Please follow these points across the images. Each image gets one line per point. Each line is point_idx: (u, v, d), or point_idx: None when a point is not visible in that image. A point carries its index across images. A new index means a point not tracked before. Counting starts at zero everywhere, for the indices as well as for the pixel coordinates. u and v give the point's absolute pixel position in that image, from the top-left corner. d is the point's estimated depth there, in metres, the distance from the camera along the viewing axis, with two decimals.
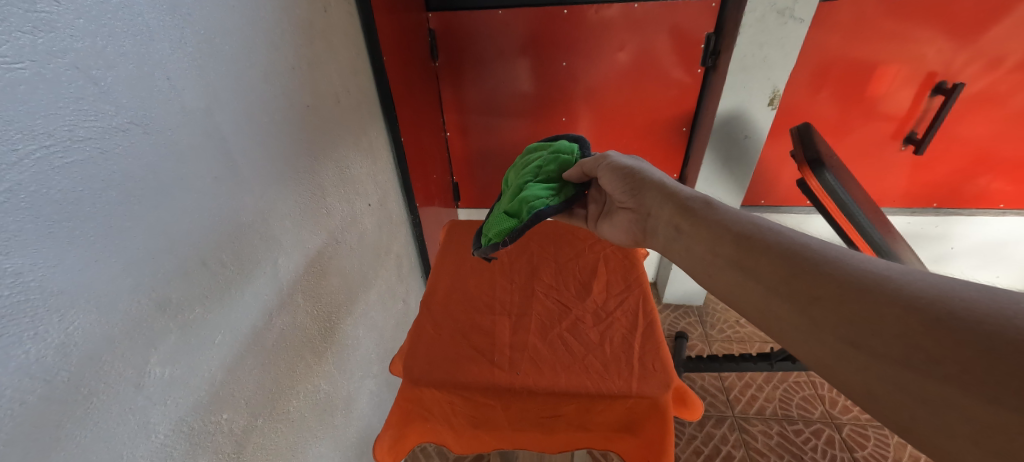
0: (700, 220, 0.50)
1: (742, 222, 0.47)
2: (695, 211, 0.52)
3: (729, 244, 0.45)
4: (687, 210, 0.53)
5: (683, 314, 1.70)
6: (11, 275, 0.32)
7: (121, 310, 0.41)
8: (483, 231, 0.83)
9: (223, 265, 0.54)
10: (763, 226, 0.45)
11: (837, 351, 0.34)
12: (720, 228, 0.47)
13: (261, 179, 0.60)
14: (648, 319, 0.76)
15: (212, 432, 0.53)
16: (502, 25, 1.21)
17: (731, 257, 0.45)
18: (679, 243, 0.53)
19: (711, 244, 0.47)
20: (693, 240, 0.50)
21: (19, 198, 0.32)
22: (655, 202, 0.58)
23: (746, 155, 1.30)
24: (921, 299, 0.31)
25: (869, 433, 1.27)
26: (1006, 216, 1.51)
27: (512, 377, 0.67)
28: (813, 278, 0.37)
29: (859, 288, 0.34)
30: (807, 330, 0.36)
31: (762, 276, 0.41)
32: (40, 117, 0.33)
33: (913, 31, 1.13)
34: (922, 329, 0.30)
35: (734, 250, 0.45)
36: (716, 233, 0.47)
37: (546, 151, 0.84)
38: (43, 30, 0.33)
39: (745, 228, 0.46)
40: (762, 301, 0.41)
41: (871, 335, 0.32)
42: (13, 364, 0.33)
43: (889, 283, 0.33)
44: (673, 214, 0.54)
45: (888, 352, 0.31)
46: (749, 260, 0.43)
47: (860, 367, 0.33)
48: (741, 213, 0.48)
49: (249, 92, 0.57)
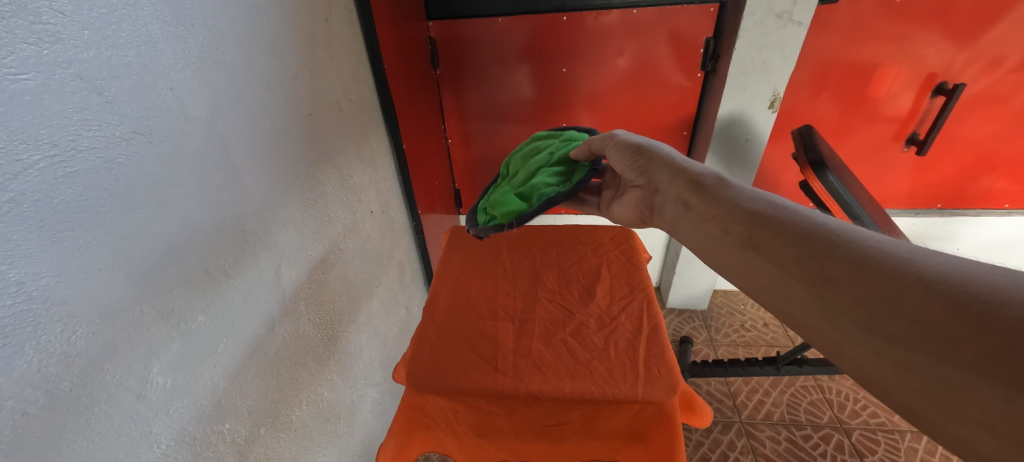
0: (710, 198, 0.50)
1: (755, 201, 0.46)
2: (705, 189, 0.51)
3: (740, 223, 0.45)
4: (697, 187, 0.53)
5: (687, 319, 1.69)
6: (15, 284, 0.32)
7: (123, 318, 0.41)
8: (483, 211, 0.83)
9: (226, 274, 0.54)
10: (783, 208, 0.44)
11: (851, 336, 0.34)
12: (732, 207, 0.47)
13: (264, 188, 0.60)
14: (653, 324, 0.75)
15: (215, 442, 0.53)
16: (502, 33, 1.22)
17: (743, 237, 0.44)
18: (688, 219, 0.53)
19: (722, 223, 0.47)
20: (703, 218, 0.50)
21: (23, 208, 0.32)
22: (664, 178, 0.58)
23: (748, 158, 1.29)
24: (942, 284, 0.31)
25: (880, 438, 1.24)
26: (1012, 216, 1.49)
27: (517, 383, 0.66)
28: (830, 257, 0.37)
29: (879, 271, 0.34)
30: (820, 312, 0.36)
31: (775, 257, 0.41)
32: (44, 127, 0.33)
33: (912, 33, 1.13)
34: (943, 312, 0.30)
35: (748, 231, 0.44)
36: (727, 212, 0.47)
37: (559, 140, 0.84)
38: (49, 41, 0.34)
39: (764, 209, 0.45)
40: (774, 284, 0.40)
41: (885, 317, 0.32)
42: (15, 373, 0.33)
43: (911, 266, 0.33)
44: (683, 190, 0.54)
45: (906, 337, 0.31)
46: (761, 238, 0.43)
47: (874, 350, 0.33)
48: (758, 193, 0.48)
49: (251, 101, 0.57)
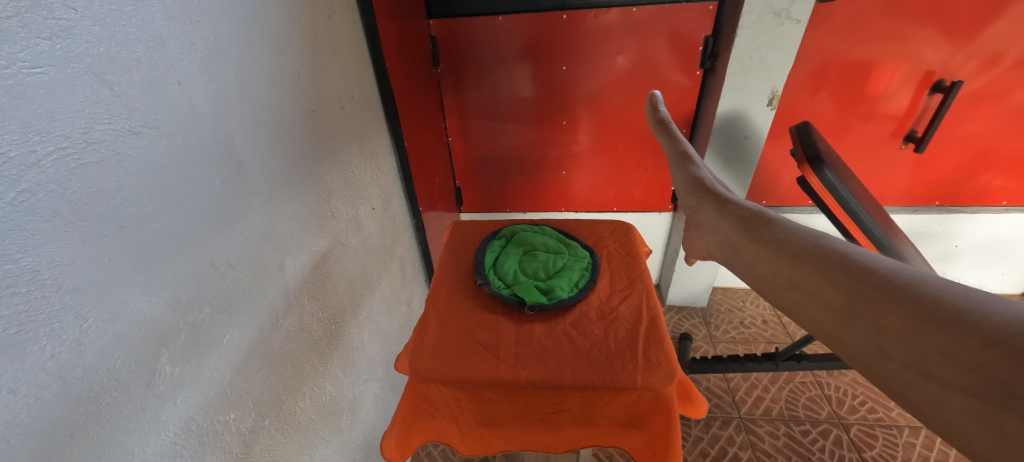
0: (761, 236, 0.52)
1: (808, 242, 0.47)
2: (755, 227, 0.53)
3: (789, 262, 0.46)
4: (746, 225, 0.55)
5: (687, 316, 1.70)
6: (29, 272, 0.33)
7: (132, 308, 0.42)
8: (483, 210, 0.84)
9: (230, 266, 0.54)
10: (836, 251, 0.44)
11: (909, 380, 0.33)
12: (783, 246, 0.48)
13: (267, 183, 0.61)
14: (652, 314, 0.76)
15: (221, 432, 0.54)
16: (503, 31, 1.23)
17: (793, 279, 0.45)
18: (739, 260, 0.54)
19: (772, 263, 0.48)
20: (753, 257, 0.51)
21: (37, 198, 0.33)
22: (714, 211, 0.62)
23: (747, 155, 1.30)
24: (1002, 333, 0.29)
25: (878, 434, 1.25)
26: (1010, 212, 1.50)
27: (518, 372, 0.67)
28: (882, 303, 0.36)
29: (938, 320, 0.33)
30: (876, 356, 0.36)
31: (825, 301, 0.41)
32: (56, 120, 0.34)
33: (909, 31, 1.14)
34: (1002, 360, 0.28)
35: (796, 272, 0.45)
36: (777, 251, 0.48)
37: None
38: (61, 36, 0.35)
39: (815, 251, 0.45)
40: (825, 324, 0.41)
41: (943, 363, 0.31)
42: (29, 359, 0.33)
43: (971, 315, 0.32)
44: (733, 226, 0.57)
45: (965, 383, 0.30)
46: (811, 280, 0.43)
47: (932, 395, 0.32)
48: (809, 234, 0.48)
49: (255, 96, 0.58)
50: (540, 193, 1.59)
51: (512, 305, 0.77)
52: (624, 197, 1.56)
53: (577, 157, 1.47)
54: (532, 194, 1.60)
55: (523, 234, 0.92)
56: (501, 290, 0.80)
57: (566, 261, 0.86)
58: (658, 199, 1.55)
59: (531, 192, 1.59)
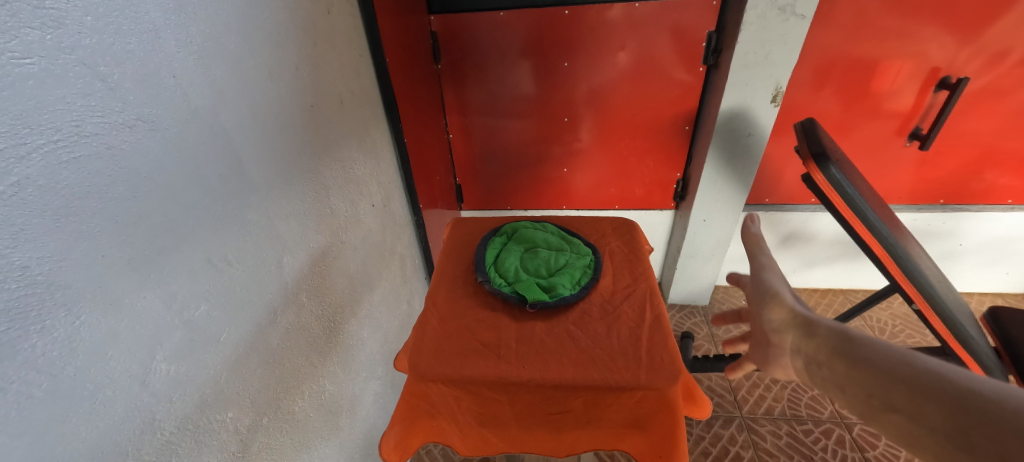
0: (841, 351, 0.44)
1: (898, 356, 0.39)
2: (835, 340, 0.46)
3: (880, 382, 0.39)
4: (822, 336, 0.47)
5: (688, 315, 1.69)
6: (18, 268, 0.32)
7: (126, 305, 0.41)
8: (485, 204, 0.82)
9: (227, 263, 0.53)
10: (933, 372, 0.36)
11: None
12: (872, 365, 0.40)
13: (265, 179, 0.60)
14: (656, 313, 0.75)
15: (217, 430, 0.53)
16: (503, 27, 1.22)
17: (887, 401, 0.38)
18: (831, 380, 0.44)
19: (861, 386, 0.40)
20: (836, 376, 0.43)
21: (26, 192, 0.32)
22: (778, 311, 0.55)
23: (751, 152, 1.29)
24: None
25: (881, 433, 1.24)
26: (1015, 211, 1.49)
27: (519, 371, 0.66)
28: (1008, 435, 0.30)
29: None
30: None
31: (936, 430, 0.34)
32: (47, 112, 0.33)
33: (915, 28, 1.13)
34: None
35: (890, 394, 0.38)
36: (864, 370, 0.41)
37: None
38: (52, 26, 0.34)
39: (913, 374, 0.37)
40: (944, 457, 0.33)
41: None
42: (19, 357, 0.33)
43: None
44: (805, 337, 0.49)
45: None
46: (912, 405, 0.36)
47: None
48: (898, 347, 0.40)
49: (252, 90, 0.57)
50: (541, 190, 1.58)
51: (513, 303, 0.77)
52: (625, 195, 1.55)
53: (579, 154, 1.46)
54: (533, 192, 1.59)
55: (524, 232, 0.90)
56: (501, 288, 0.79)
57: (569, 258, 0.85)
58: (660, 196, 1.54)
59: (532, 189, 1.58)
